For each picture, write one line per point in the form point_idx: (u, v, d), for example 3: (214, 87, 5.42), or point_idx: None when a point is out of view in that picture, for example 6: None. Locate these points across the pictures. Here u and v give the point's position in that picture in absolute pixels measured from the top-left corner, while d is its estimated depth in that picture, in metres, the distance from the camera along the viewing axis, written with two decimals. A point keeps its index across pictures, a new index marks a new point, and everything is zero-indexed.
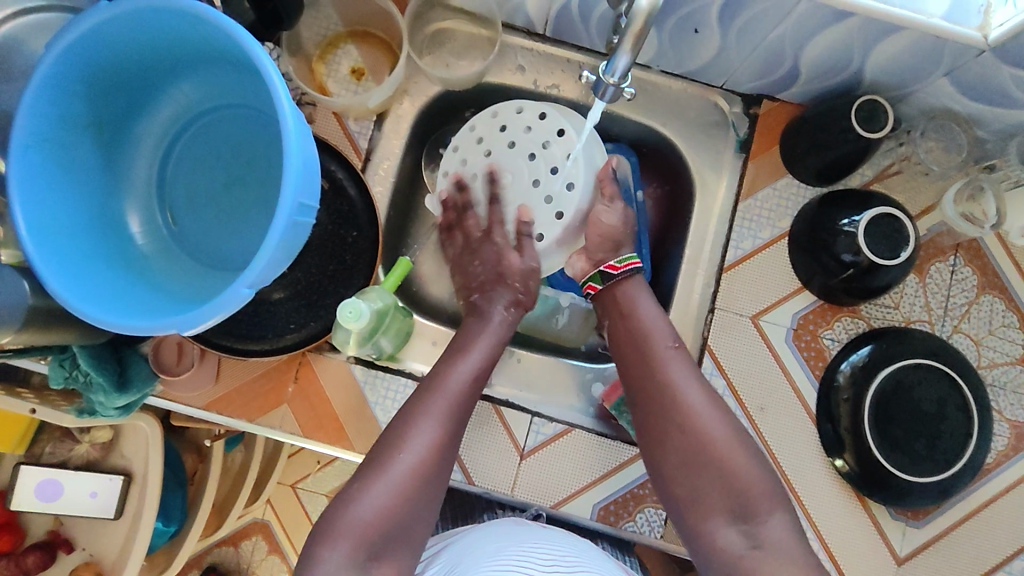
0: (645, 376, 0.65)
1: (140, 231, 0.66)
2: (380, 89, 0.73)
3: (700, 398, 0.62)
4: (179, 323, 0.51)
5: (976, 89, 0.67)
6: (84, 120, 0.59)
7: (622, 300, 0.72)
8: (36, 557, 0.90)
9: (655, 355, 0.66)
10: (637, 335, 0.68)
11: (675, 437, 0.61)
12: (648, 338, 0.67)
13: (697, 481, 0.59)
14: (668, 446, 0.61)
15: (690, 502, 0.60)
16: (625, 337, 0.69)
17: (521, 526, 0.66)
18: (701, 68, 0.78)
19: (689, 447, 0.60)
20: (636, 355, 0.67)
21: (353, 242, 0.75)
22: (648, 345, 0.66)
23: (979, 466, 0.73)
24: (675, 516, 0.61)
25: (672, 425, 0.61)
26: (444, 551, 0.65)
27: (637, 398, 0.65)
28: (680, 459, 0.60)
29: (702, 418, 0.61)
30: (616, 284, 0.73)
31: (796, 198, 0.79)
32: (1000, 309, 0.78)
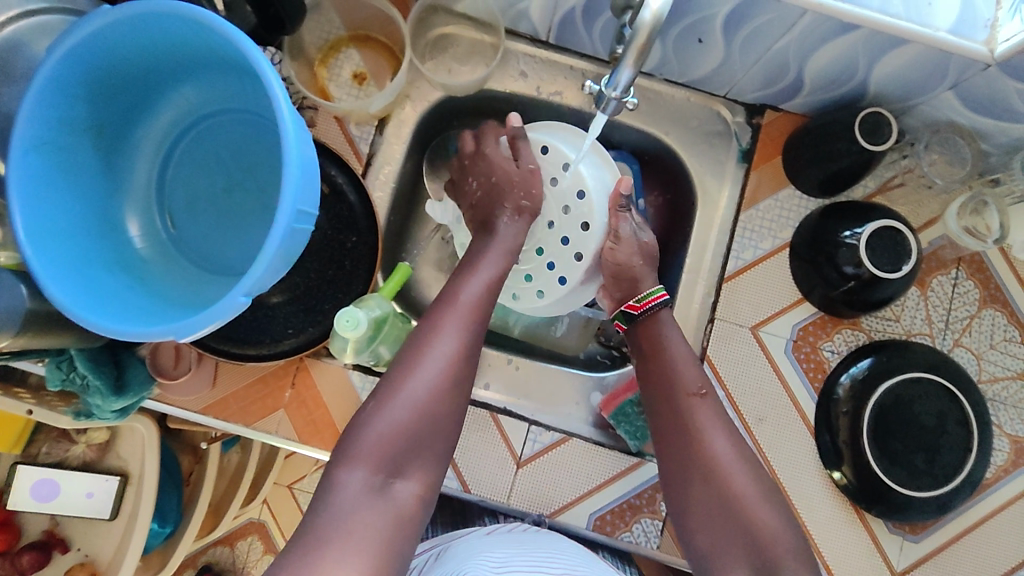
0: (675, 423, 0.63)
1: (139, 235, 0.66)
2: (382, 94, 0.73)
3: (727, 448, 0.61)
4: (177, 329, 0.51)
5: (981, 102, 0.66)
6: (84, 124, 0.59)
7: (654, 338, 0.70)
8: (31, 556, 0.90)
9: (684, 405, 0.64)
10: (667, 380, 0.66)
11: (700, 489, 0.60)
12: (678, 385, 0.65)
13: (721, 531, 0.57)
14: (693, 497, 0.60)
15: (712, 554, 0.58)
16: (655, 379, 0.67)
17: (530, 535, 0.67)
18: (704, 78, 0.78)
19: (715, 502, 0.58)
20: (664, 397, 0.66)
21: (352, 247, 0.75)
22: (680, 389, 0.65)
23: (978, 481, 0.72)
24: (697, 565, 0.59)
25: (698, 476, 0.60)
26: (451, 550, 0.65)
27: (666, 443, 0.64)
28: (705, 509, 0.59)
29: (729, 470, 0.59)
30: (646, 322, 0.71)
31: (797, 209, 0.79)
32: (1001, 323, 0.77)
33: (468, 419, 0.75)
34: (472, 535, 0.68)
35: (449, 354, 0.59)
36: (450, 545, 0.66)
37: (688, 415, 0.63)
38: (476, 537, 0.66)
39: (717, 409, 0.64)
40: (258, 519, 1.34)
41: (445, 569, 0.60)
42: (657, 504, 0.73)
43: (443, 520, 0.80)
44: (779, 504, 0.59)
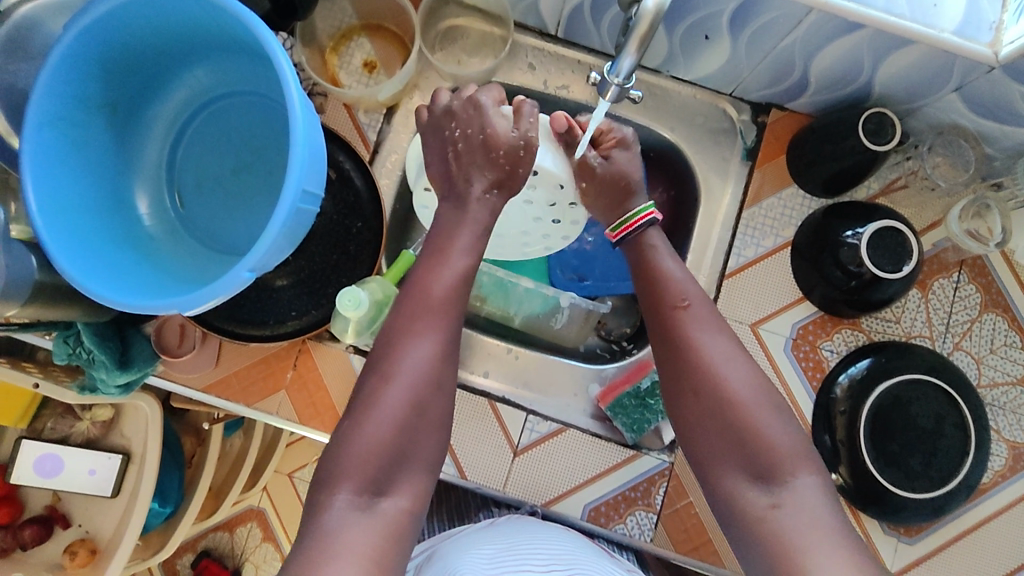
0: (666, 334, 0.62)
1: (148, 213, 0.67)
2: (391, 82, 0.74)
3: (723, 352, 0.59)
4: (180, 303, 0.52)
5: (986, 105, 0.66)
6: (98, 101, 0.60)
7: (645, 253, 0.68)
8: (32, 530, 0.92)
9: (675, 314, 0.62)
10: (656, 292, 0.64)
11: (694, 395, 0.59)
12: (668, 295, 0.63)
13: (722, 442, 0.57)
14: (690, 406, 0.59)
15: (715, 461, 0.57)
16: (646, 293, 0.65)
17: (519, 527, 0.68)
18: (711, 75, 0.78)
19: (711, 410, 0.57)
20: (653, 310, 0.64)
21: (357, 232, 0.76)
22: (671, 299, 0.63)
23: (974, 485, 0.72)
24: (699, 473, 0.59)
25: (691, 384, 0.59)
26: (442, 550, 0.66)
27: (660, 354, 0.62)
28: (700, 415, 0.58)
29: (722, 376, 0.58)
30: (633, 239, 0.69)
31: (801, 208, 0.79)
32: (1002, 329, 0.77)
33: (466, 406, 0.75)
34: (470, 533, 0.68)
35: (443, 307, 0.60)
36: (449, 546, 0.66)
37: (677, 324, 0.62)
38: (475, 536, 0.67)
39: (707, 316, 0.62)
40: (257, 506, 1.35)
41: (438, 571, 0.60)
42: (652, 497, 0.73)
43: (442, 517, 0.82)
44: (777, 409, 0.57)
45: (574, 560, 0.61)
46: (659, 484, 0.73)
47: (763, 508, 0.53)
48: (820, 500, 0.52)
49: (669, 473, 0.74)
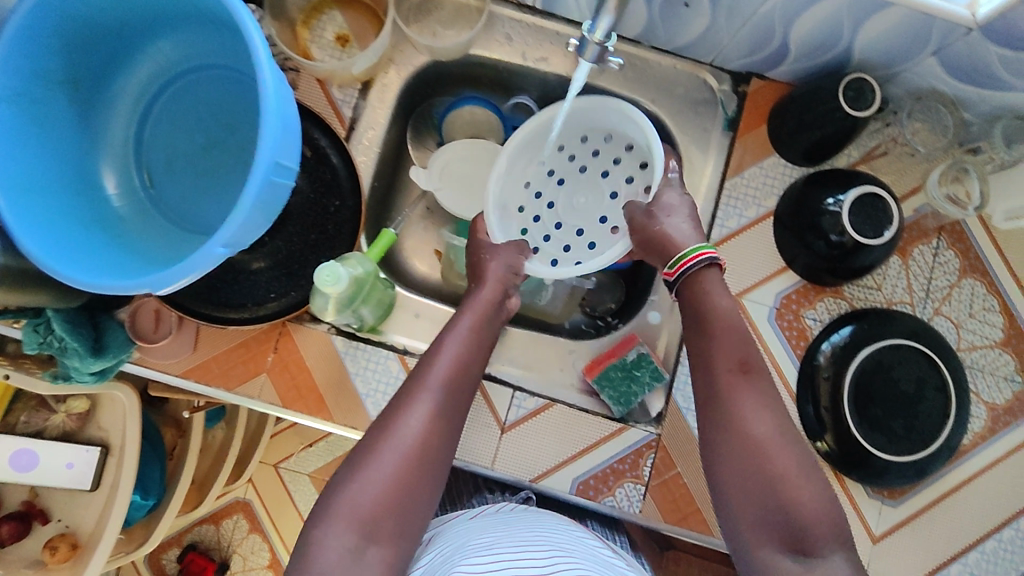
0: (710, 387, 0.60)
1: (117, 192, 0.65)
2: (365, 55, 0.72)
3: (768, 424, 0.56)
4: (152, 282, 0.50)
5: (963, 69, 0.67)
6: (59, 76, 0.58)
7: (698, 295, 0.64)
8: (10, 527, 0.90)
9: (725, 381, 0.59)
10: (705, 356, 0.61)
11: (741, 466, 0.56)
12: (716, 357, 0.61)
13: (750, 499, 0.55)
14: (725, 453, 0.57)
15: (734, 515, 0.56)
16: (697, 359, 0.62)
17: (519, 515, 0.67)
18: (691, 44, 0.77)
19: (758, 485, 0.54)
20: (705, 372, 0.61)
21: (335, 211, 0.74)
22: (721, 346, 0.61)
23: (954, 447, 0.73)
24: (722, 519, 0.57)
25: (737, 453, 0.56)
26: (438, 540, 0.64)
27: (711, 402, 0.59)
28: (740, 483, 0.55)
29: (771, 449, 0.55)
30: (691, 279, 0.65)
31: (782, 177, 0.79)
32: (981, 293, 0.78)
33: None
34: (461, 520, 0.68)
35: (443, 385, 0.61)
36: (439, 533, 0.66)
37: (727, 392, 0.59)
38: (465, 524, 0.66)
39: (759, 381, 0.59)
40: (244, 498, 1.33)
41: (436, 557, 0.60)
42: (640, 469, 0.73)
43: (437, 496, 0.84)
44: None
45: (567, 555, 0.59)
46: (647, 455, 0.73)
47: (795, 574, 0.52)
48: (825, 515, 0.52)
49: (657, 444, 0.73)
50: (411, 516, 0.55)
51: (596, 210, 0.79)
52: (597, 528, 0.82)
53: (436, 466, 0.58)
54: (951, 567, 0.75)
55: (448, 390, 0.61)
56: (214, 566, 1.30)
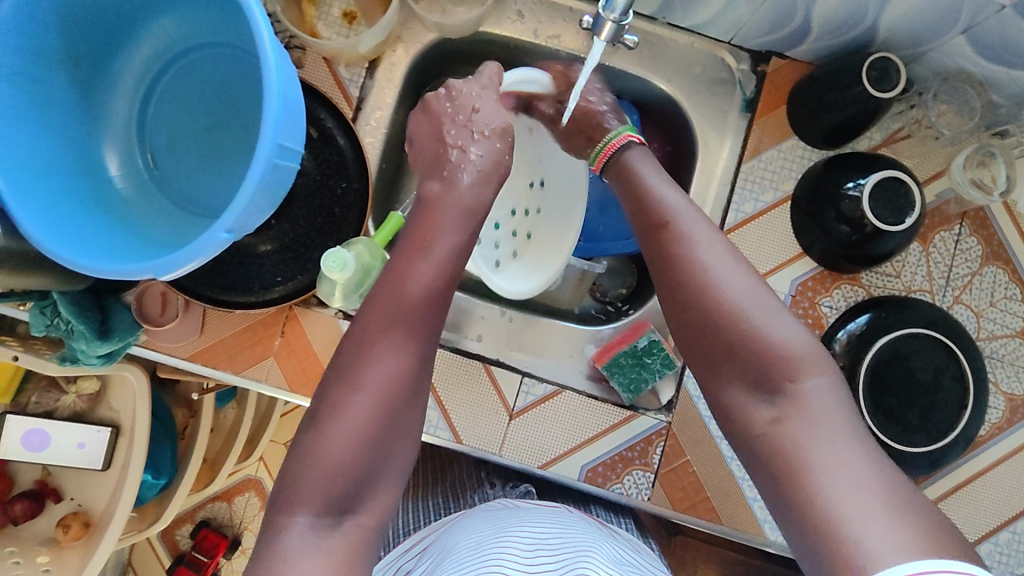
0: (681, 293, 0.59)
1: (119, 174, 0.64)
2: (372, 33, 0.70)
3: (758, 308, 0.56)
4: (157, 266, 0.49)
5: (993, 48, 0.64)
6: (59, 55, 0.57)
7: (623, 170, 0.68)
8: (24, 505, 0.91)
9: (692, 281, 0.58)
10: (671, 272, 0.59)
11: (747, 355, 0.55)
12: (680, 266, 0.59)
13: (742, 369, 0.55)
14: (681, 320, 0.59)
15: (747, 434, 0.54)
16: (671, 279, 0.60)
17: (508, 512, 0.68)
18: (709, 22, 0.75)
19: (752, 381, 0.54)
20: (676, 284, 0.59)
21: (342, 194, 0.73)
22: (657, 214, 0.62)
23: (971, 438, 0.72)
24: (696, 371, 0.60)
25: (740, 347, 0.55)
26: (434, 546, 0.67)
27: (657, 275, 0.61)
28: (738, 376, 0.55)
29: (763, 331, 0.55)
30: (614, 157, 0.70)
31: (800, 160, 0.76)
32: (1003, 281, 0.76)
33: (460, 370, 0.74)
34: (464, 517, 0.70)
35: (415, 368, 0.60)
36: (445, 533, 0.69)
37: (697, 289, 0.57)
38: (465, 522, 0.68)
39: (727, 267, 0.58)
40: (255, 476, 1.32)
41: (440, 558, 0.63)
42: (650, 457, 0.72)
43: (438, 494, 0.84)
44: (754, 277, 0.58)
45: (564, 549, 0.60)
46: (657, 443, 0.73)
47: (766, 420, 0.53)
48: (835, 414, 0.51)
49: (667, 432, 0.73)
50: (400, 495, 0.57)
51: (525, 193, 0.84)
52: (600, 512, 0.83)
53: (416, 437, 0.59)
54: None
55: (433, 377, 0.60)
56: (226, 543, 1.30)
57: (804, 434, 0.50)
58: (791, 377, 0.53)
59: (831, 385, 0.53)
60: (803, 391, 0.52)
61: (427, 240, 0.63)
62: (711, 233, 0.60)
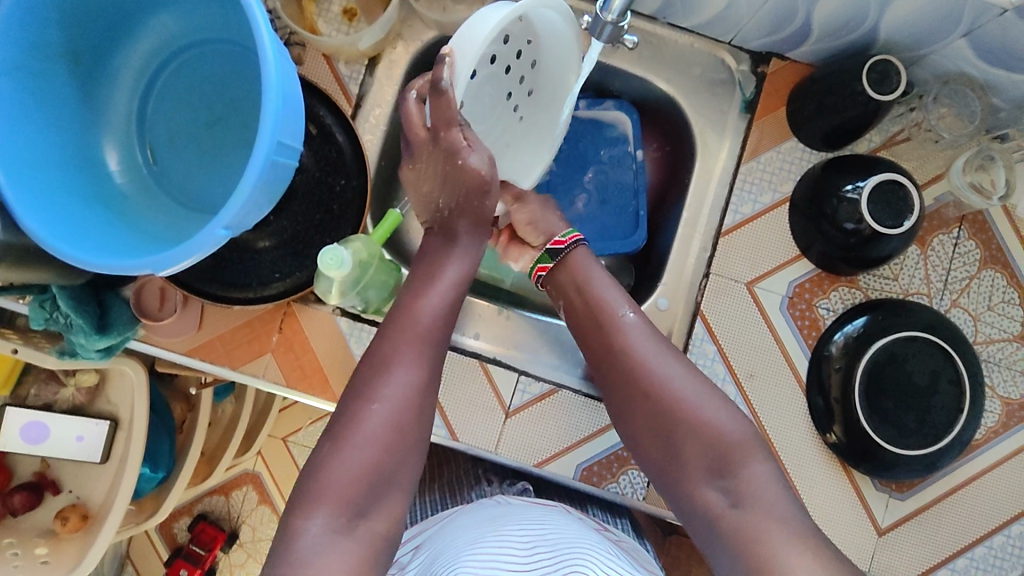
0: (637, 397, 0.62)
1: (119, 169, 0.64)
2: (372, 29, 0.70)
3: (707, 405, 0.60)
4: (155, 263, 0.50)
5: (994, 52, 0.64)
6: (60, 50, 0.57)
7: (576, 271, 0.71)
8: (22, 497, 0.92)
9: (648, 385, 0.62)
10: (629, 377, 0.63)
11: (704, 451, 0.59)
12: (636, 370, 0.63)
13: (697, 461, 0.59)
14: (637, 426, 0.63)
15: (706, 527, 0.57)
16: (627, 386, 0.63)
17: (505, 509, 0.69)
18: (709, 22, 0.75)
19: (708, 474, 0.58)
20: (633, 389, 0.63)
21: (341, 190, 0.73)
22: (609, 320, 0.66)
23: (966, 441, 0.72)
24: (653, 471, 0.63)
25: (696, 445, 0.59)
26: (430, 542, 0.67)
27: (609, 385, 0.65)
28: (694, 469, 0.59)
29: (714, 426, 0.59)
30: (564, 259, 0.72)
31: (799, 162, 0.76)
32: (1001, 285, 0.76)
33: (457, 368, 0.74)
34: (462, 511, 0.71)
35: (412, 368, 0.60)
36: (442, 527, 0.69)
37: (655, 393, 0.61)
38: (461, 518, 0.69)
39: (675, 367, 0.62)
40: (253, 470, 1.32)
41: (437, 552, 0.63)
42: None
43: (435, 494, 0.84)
44: (696, 374, 0.63)
45: (561, 545, 0.61)
46: None
47: (721, 506, 0.56)
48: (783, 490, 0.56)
49: None
50: (397, 491, 0.57)
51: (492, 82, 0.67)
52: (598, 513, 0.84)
53: (413, 435, 0.59)
54: (957, 561, 0.74)
55: (432, 374, 0.61)
56: (224, 536, 1.30)
57: (757, 522, 0.54)
58: (741, 466, 0.57)
59: (775, 468, 0.58)
60: (752, 479, 0.57)
61: (426, 271, 0.65)
62: (653, 339, 0.64)
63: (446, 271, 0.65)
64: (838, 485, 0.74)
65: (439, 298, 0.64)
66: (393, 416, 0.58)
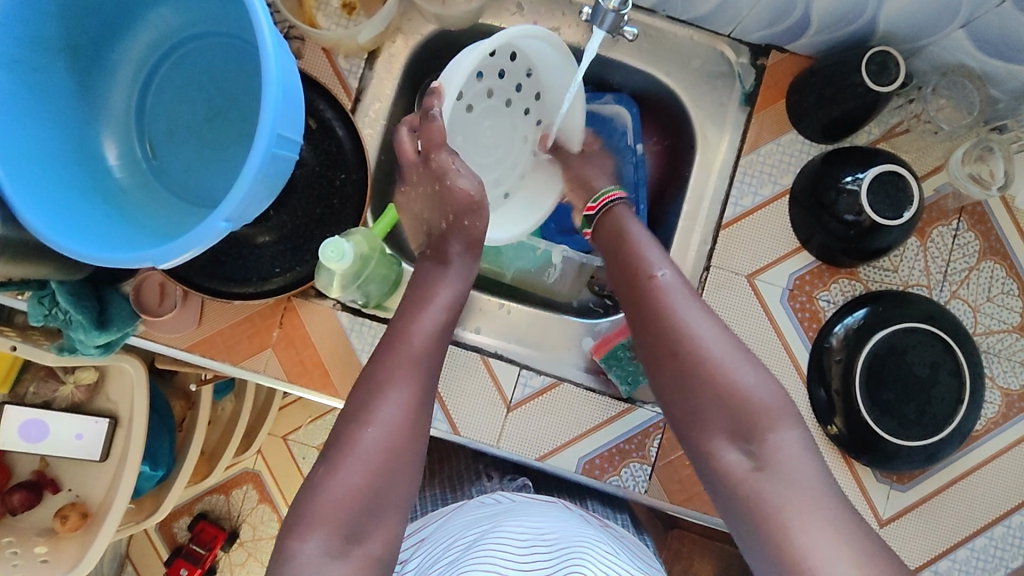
0: (670, 354, 0.61)
1: (118, 163, 0.64)
2: (372, 23, 0.70)
3: (741, 366, 0.59)
4: (155, 255, 0.49)
5: (993, 42, 0.64)
6: (58, 43, 0.56)
7: (618, 228, 0.72)
8: (21, 496, 0.91)
9: (683, 342, 0.61)
10: (663, 332, 0.62)
11: (731, 413, 0.58)
12: (672, 327, 0.62)
13: (727, 422, 0.58)
14: (665, 383, 0.62)
15: (727, 489, 0.56)
16: (660, 342, 0.62)
17: (504, 507, 0.68)
18: (708, 15, 0.75)
19: (735, 435, 0.57)
20: (666, 346, 0.62)
21: (341, 185, 0.73)
22: (647, 276, 0.65)
23: (967, 432, 0.72)
24: (678, 430, 0.62)
25: (725, 406, 0.58)
26: (431, 539, 0.67)
27: (642, 340, 0.64)
28: (722, 429, 0.58)
29: (746, 388, 0.58)
30: (602, 218, 0.74)
31: (799, 154, 0.76)
32: (1000, 276, 0.76)
33: (458, 362, 0.74)
34: (460, 509, 0.71)
35: (410, 362, 0.60)
36: (441, 525, 0.69)
37: (689, 351, 0.60)
38: (459, 516, 0.68)
39: (711, 326, 0.62)
40: (252, 469, 1.32)
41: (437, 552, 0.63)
42: (647, 449, 0.73)
43: (436, 488, 0.84)
44: (731, 334, 0.62)
45: (560, 542, 0.60)
46: (654, 436, 0.73)
47: (743, 468, 0.56)
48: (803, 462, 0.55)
49: (664, 425, 0.73)
50: (400, 485, 0.57)
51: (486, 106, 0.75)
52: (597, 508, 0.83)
53: (415, 428, 0.59)
54: (958, 552, 0.74)
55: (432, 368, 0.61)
56: (224, 535, 1.30)
57: (778, 491, 0.53)
58: (767, 432, 0.57)
59: (804, 435, 0.57)
60: (777, 444, 0.56)
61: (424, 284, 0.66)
62: (691, 297, 0.64)
63: (444, 285, 0.66)
64: (839, 477, 0.74)
65: (438, 307, 0.65)
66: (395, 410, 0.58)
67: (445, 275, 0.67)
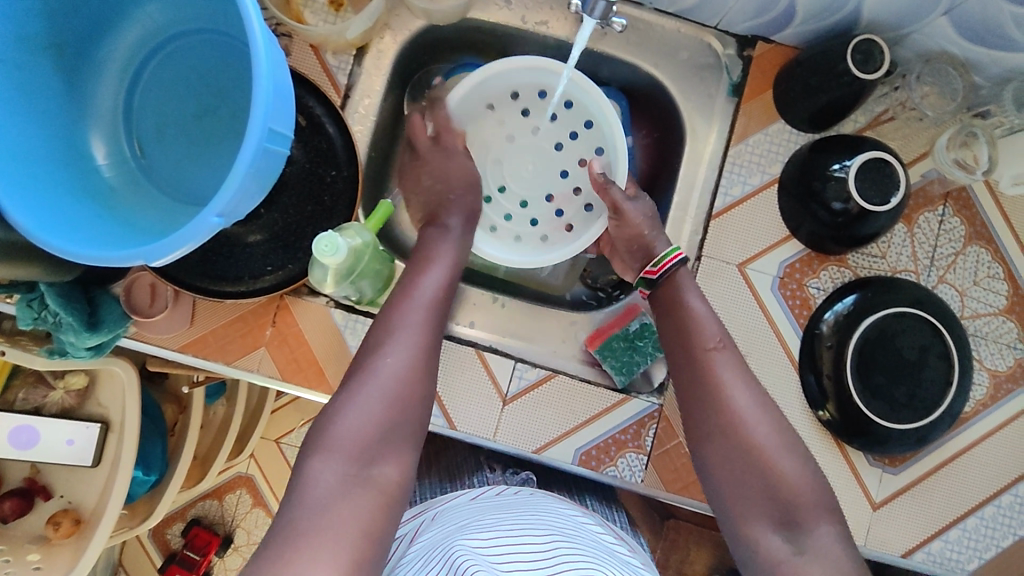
0: (728, 442, 0.61)
1: (106, 162, 0.64)
2: (359, 18, 0.69)
3: (794, 465, 0.60)
4: (145, 253, 0.49)
5: (975, 29, 0.65)
6: (43, 41, 0.56)
7: (676, 297, 0.68)
8: (12, 504, 0.90)
9: (742, 436, 0.60)
10: (723, 422, 0.61)
11: (778, 511, 0.58)
12: (731, 419, 0.61)
13: (774, 514, 0.58)
14: (717, 466, 0.61)
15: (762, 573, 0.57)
16: (717, 431, 0.61)
17: (504, 501, 0.68)
18: (694, 7, 0.75)
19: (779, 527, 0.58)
20: (723, 434, 0.61)
21: (331, 181, 0.73)
22: (710, 360, 0.64)
23: (956, 414, 0.73)
24: (717, 506, 0.62)
25: (775, 503, 0.58)
26: (426, 527, 0.66)
27: (697, 421, 0.63)
28: (767, 518, 0.58)
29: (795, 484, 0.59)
30: (663, 285, 0.70)
31: (787, 144, 0.77)
32: (986, 260, 0.77)
33: (453, 357, 0.74)
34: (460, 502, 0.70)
35: (407, 357, 0.60)
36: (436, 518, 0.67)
37: (746, 445, 0.60)
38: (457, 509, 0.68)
39: (768, 421, 0.61)
40: (246, 472, 1.31)
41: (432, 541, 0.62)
42: (642, 439, 0.73)
43: (434, 477, 0.85)
44: (777, 417, 0.62)
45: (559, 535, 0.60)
46: (649, 426, 0.73)
47: (783, 554, 0.56)
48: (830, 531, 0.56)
49: (658, 415, 0.73)
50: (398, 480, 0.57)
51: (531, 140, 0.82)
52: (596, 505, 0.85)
53: (412, 422, 0.59)
54: (951, 532, 0.75)
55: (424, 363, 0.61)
56: (218, 540, 1.29)
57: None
58: (811, 527, 0.57)
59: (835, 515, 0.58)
60: (818, 533, 0.57)
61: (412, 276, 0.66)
62: (752, 387, 0.63)
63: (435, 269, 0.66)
64: (833, 462, 0.75)
65: (429, 299, 0.65)
66: (392, 405, 0.58)
67: (439, 268, 0.68)
